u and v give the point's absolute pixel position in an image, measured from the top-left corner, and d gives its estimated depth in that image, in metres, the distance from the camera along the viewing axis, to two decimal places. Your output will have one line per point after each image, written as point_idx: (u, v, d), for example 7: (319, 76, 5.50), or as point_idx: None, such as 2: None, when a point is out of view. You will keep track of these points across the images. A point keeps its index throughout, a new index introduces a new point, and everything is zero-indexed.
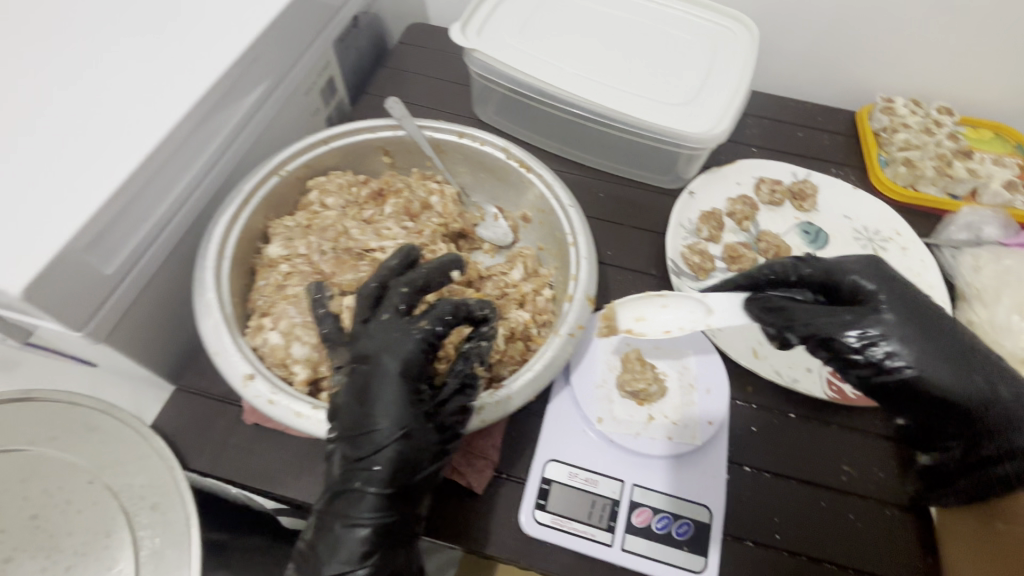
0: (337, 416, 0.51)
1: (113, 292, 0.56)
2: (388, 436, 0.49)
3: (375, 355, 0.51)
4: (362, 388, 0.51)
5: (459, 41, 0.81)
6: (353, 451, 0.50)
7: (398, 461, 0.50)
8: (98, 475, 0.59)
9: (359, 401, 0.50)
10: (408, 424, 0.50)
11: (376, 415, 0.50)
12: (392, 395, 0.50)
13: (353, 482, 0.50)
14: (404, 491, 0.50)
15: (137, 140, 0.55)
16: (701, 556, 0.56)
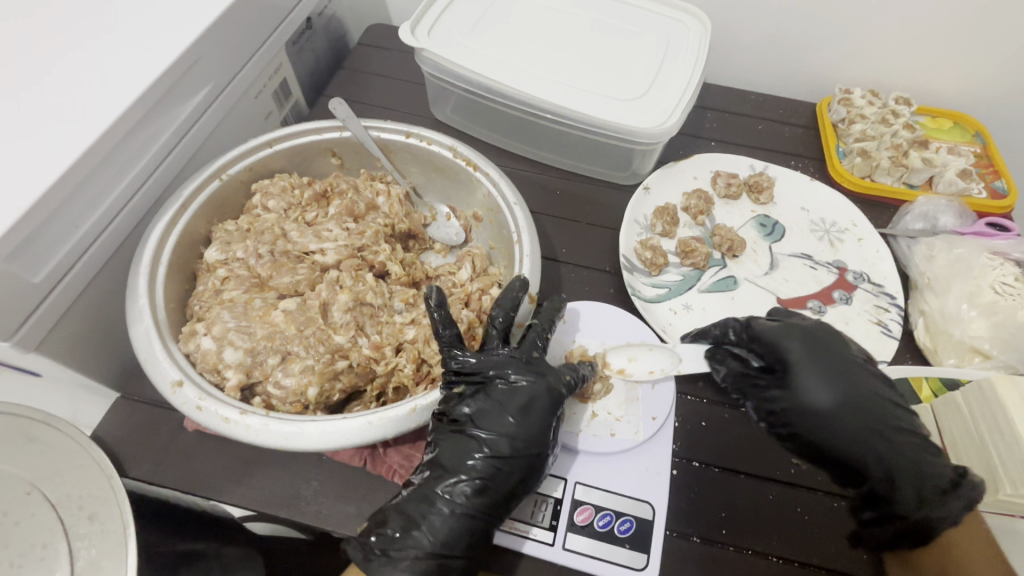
0: (473, 413, 0.56)
1: (43, 301, 0.55)
2: (509, 441, 0.55)
3: (522, 373, 0.58)
4: (488, 395, 0.57)
5: (409, 42, 0.80)
6: (472, 444, 0.55)
7: (507, 465, 0.54)
8: (36, 485, 0.58)
9: (501, 406, 0.56)
10: (535, 439, 0.55)
11: (504, 422, 0.55)
12: (533, 408, 0.56)
13: (458, 471, 0.54)
14: (496, 489, 0.54)
15: (62, 147, 0.55)
16: (643, 553, 0.55)
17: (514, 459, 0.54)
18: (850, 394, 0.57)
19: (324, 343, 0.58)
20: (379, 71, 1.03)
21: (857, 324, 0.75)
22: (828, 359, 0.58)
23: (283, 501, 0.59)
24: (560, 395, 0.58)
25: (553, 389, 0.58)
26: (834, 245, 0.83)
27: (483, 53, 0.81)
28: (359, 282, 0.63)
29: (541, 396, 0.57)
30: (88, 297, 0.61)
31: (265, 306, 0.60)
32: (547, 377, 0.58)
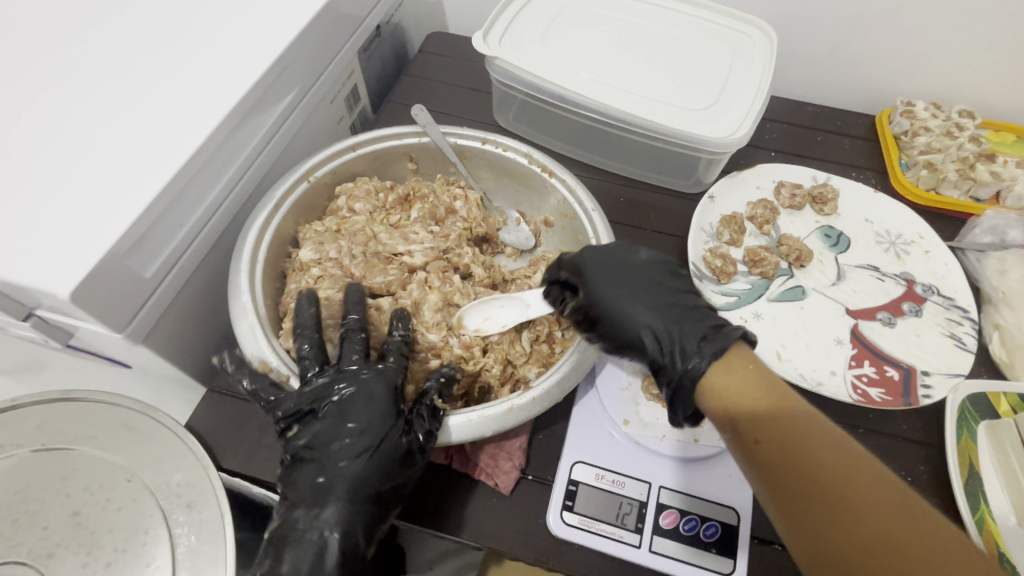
0: (320, 465, 0.52)
1: (151, 296, 0.58)
2: (335, 497, 0.51)
3: (345, 416, 0.53)
4: (325, 446, 0.53)
5: (481, 50, 0.82)
6: (307, 506, 0.51)
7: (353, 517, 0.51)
8: (136, 473, 0.60)
9: (334, 454, 0.52)
10: (365, 479, 0.52)
11: (337, 472, 0.52)
12: (346, 454, 0.52)
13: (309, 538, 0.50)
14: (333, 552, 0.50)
15: (176, 148, 0.57)
16: (729, 559, 0.56)
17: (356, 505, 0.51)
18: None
19: (419, 342, 0.61)
20: (440, 78, 1.06)
21: (929, 336, 0.75)
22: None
23: None
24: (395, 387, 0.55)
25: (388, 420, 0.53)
26: (901, 257, 0.83)
27: (554, 62, 0.83)
28: (446, 282, 0.65)
29: (349, 433, 0.53)
30: (188, 292, 0.64)
31: (359, 304, 0.61)
32: (370, 414, 0.53)
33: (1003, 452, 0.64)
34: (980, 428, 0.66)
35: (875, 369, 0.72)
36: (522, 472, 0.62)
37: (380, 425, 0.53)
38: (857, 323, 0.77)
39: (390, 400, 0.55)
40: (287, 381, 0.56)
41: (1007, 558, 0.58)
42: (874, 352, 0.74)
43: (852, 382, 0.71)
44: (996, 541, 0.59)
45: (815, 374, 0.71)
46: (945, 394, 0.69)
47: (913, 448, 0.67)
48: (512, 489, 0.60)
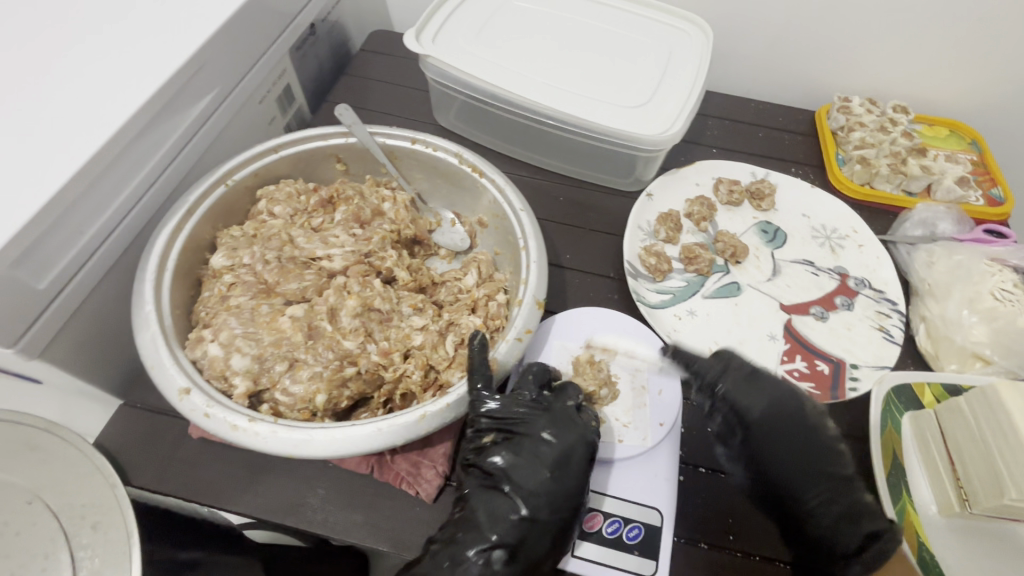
0: (508, 468, 0.55)
1: (47, 308, 0.55)
2: (536, 502, 0.53)
3: (541, 427, 0.57)
4: (523, 450, 0.55)
5: (413, 48, 0.80)
6: (506, 502, 0.53)
7: (538, 526, 0.52)
8: (38, 494, 0.57)
9: (535, 463, 0.55)
10: (564, 495, 0.53)
11: (536, 480, 0.54)
12: (571, 463, 0.55)
13: (485, 534, 0.52)
14: (536, 552, 0.52)
15: (70, 152, 0.54)
16: (652, 560, 0.55)
17: (548, 513, 0.52)
18: (799, 450, 0.59)
19: (333, 350, 0.58)
20: (381, 77, 1.04)
21: (859, 329, 0.76)
22: (788, 423, 0.60)
23: (289, 509, 0.59)
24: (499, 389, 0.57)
25: (591, 444, 0.56)
26: (836, 251, 0.84)
27: (488, 59, 0.82)
28: (366, 287, 0.63)
29: (576, 447, 0.55)
30: (92, 302, 0.61)
31: (272, 311, 0.60)
32: (565, 429, 0.56)
33: (926, 443, 0.63)
34: (905, 419, 0.67)
35: (806, 363, 0.72)
36: (447, 479, 0.61)
37: (583, 445, 0.56)
38: (790, 318, 0.77)
39: (586, 420, 0.58)
40: (185, 395, 0.52)
41: (926, 548, 0.58)
42: (806, 345, 0.74)
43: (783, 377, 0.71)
44: (915, 530, 0.60)
45: None
46: (871, 386, 0.70)
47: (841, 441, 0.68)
48: (437, 497, 0.60)
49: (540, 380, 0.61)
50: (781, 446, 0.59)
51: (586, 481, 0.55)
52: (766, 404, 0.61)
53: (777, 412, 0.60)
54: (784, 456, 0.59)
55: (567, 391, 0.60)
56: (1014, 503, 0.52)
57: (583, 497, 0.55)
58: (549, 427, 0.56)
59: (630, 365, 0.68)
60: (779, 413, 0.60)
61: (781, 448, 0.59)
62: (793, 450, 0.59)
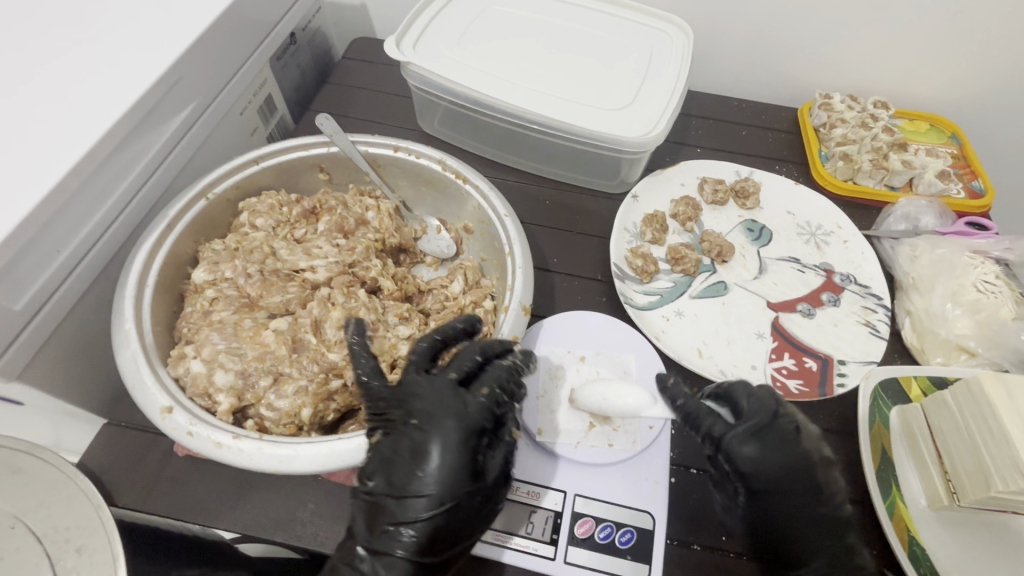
0: (384, 464, 0.51)
1: (24, 329, 0.54)
2: (423, 498, 0.49)
3: (415, 412, 0.52)
4: (398, 442, 0.51)
5: (395, 55, 0.80)
6: (392, 503, 0.50)
7: (431, 524, 0.48)
8: (22, 518, 0.56)
9: (411, 458, 0.50)
10: (452, 486, 0.49)
11: (418, 475, 0.50)
12: (449, 453, 0.50)
13: (382, 539, 0.49)
14: (439, 547, 0.49)
15: (45, 170, 0.53)
16: (645, 564, 0.55)
17: (445, 507, 0.49)
18: (809, 514, 0.55)
19: (318, 362, 0.57)
20: (364, 84, 1.03)
21: (846, 325, 0.76)
22: (796, 481, 0.56)
23: (280, 524, 0.58)
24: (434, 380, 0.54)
25: (466, 423, 0.51)
26: (821, 247, 0.85)
27: (469, 66, 0.81)
28: (351, 298, 0.63)
29: (449, 434, 0.51)
30: (72, 320, 0.60)
31: (255, 326, 0.59)
32: (454, 414, 0.52)
33: (913, 437, 0.64)
34: (893, 413, 0.67)
35: (795, 361, 0.73)
36: None
37: (455, 426, 0.51)
38: (778, 316, 0.77)
39: (467, 398, 0.53)
40: (167, 413, 0.51)
41: (918, 542, 0.59)
42: (794, 343, 0.74)
43: (772, 375, 0.71)
44: (907, 525, 0.60)
45: (735, 369, 0.72)
46: (859, 381, 0.70)
47: (831, 437, 0.68)
48: None
49: (425, 360, 0.57)
50: (790, 502, 0.55)
51: (471, 467, 0.50)
52: (758, 458, 0.56)
53: (786, 471, 0.56)
54: (795, 518, 0.55)
55: (455, 365, 0.56)
56: (1001, 495, 0.53)
57: (480, 485, 0.51)
58: (417, 410, 0.52)
59: (618, 368, 0.69)
60: (790, 472, 0.56)
61: (794, 507, 0.55)
62: (800, 506, 0.55)
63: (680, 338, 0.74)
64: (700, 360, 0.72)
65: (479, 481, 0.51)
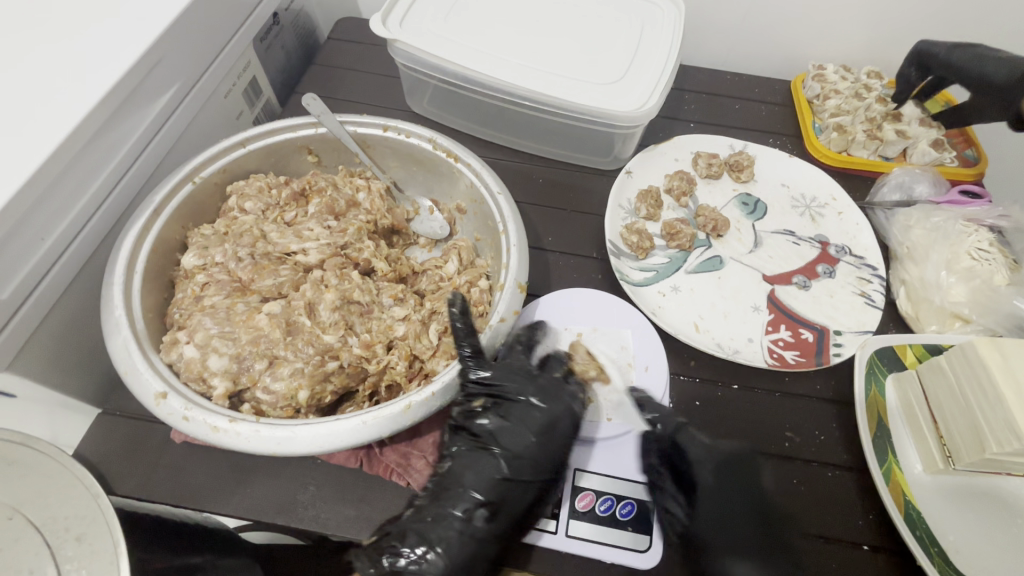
0: (496, 429, 0.56)
1: (12, 318, 0.53)
2: (528, 461, 0.55)
3: (530, 390, 0.59)
4: (511, 413, 0.57)
5: (380, 33, 0.78)
6: (497, 462, 0.55)
7: (522, 487, 0.54)
8: (18, 509, 0.54)
9: (524, 426, 0.57)
10: (555, 460, 0.56)
11: (523, 442, 0.56)
12: (554, 430, 0.57)
13: (468, 494, 0.53)
14: (517, 512, 0.54)
15: (22, 154, 0.51)
16: (645, 535, 0.56)
17: (536, 474, 0.55)
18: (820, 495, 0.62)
19: (313, 344, 0.57)
20: (350, 65, 1.01)
21: (841, 296, 0.76)
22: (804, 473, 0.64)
23: (280, 507, 0.58)
24: (532, 372, 0.61)
25: (573, 411, 0.59)
26: (816, 220, 0.84)
27: (457, 42, 0.79)
28: (344, 280, 0.62)
29: (560, 413, 0.58)
30: (59, 310, 0.59)
31: (248, 310, 0.58)
32: (561, 399, 0.59)
33: (909, 402, 0.65)
34: (888, 380, 0.68)
35: (791, 332, 0.73)
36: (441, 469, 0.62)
37: (566, 411, 0.58)
38: (774, 289, 0.77)
39: (569, 390, 0.61)
40: (161, 399, 0.51)
41: (912, 505, 0.60)
42: (790, 315, 0.75)
43: (768, 347, 0.71)
44: (902, 490, 0.60)
45: (732, 342, 0.72)
46: (855, 350, 0.70)
47: (830, 407, 0.68)
48: None
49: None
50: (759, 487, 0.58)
51: (571, 446, 0.58)
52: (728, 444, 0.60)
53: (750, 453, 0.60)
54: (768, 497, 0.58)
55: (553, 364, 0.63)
56: (996, 457, 0.54)
57: (566, 463, 0.58)
58: (534, 390, 0.59)
59: (615, 345, 0.69)
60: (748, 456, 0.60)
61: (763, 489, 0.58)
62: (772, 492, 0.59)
63: (677, 313, 0.74)
64: (697, 335, 0.72)
65: (564, 463, 0.58)
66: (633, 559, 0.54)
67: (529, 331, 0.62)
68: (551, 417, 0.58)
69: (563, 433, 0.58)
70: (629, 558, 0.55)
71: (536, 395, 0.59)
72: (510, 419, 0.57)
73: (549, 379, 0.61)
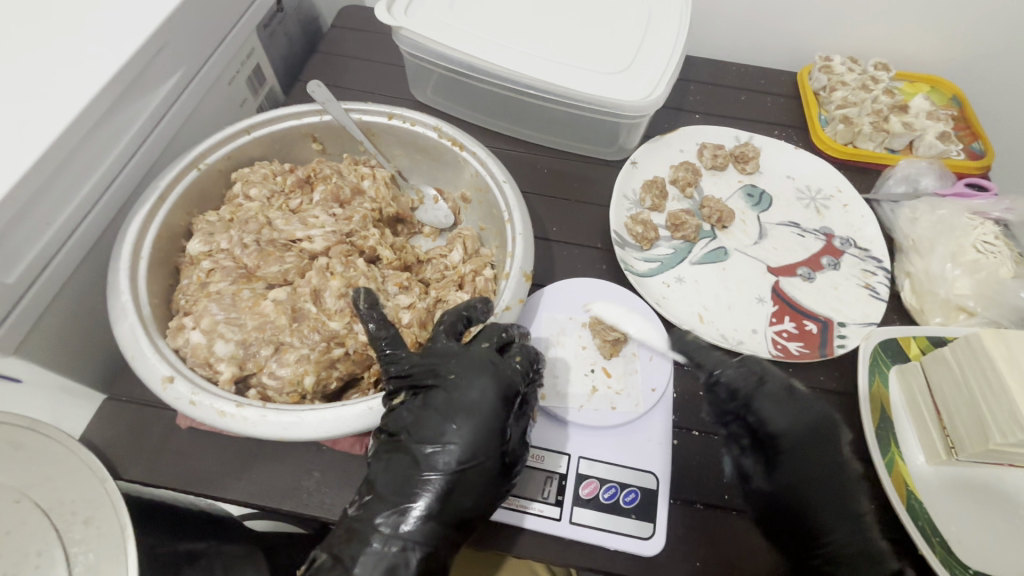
0: (412, 423, 0.52)
1: (19, 302, 0.53)
2: (453, 451, 0.50)
3: (445, 374, 0.53)
4: (429, 403, 0.52)
5: (385, 20, 0.77)
6: (415, 460, 0.51)
7: (454, 481, 0.50)
8: (26, 492, 0.54)
9: (438, 416, 0.52)
10: (482, 443, 0.51)
11: (446, 431, 0.51)
12: (478, 412, 0.51)
13: (395, 497, 0.50)
14: (458, 504, 0.50)
15: (27, 139, 0.51)
16: (649, 523, 0.56)
17: (469, 461, 0.50)
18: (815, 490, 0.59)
19: (319, 331, 0.57)
20: (353, 53, 1.00)
21: (846, 287, 0.76)
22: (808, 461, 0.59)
23: (286, 493, 0.59)
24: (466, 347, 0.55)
25: (499, 384, 0.53)
26: (821, 212, 0.84)
27: (463, 30, 0.79)
28: (349, 267, 0.62)
29: (485, 390, 0.52)
30: (65, 295, 0.59)
31: (254, 296, 0.58)
32: (490, 373, 0.53)
33: (913, 394, 0.65)
34: (892, 373, 0.68)
35: (795, 324, 0.73)
36: None
37: (490, 387, 0.53)
38: (778, 280, 0.77)
39: (503, 362, 0.55)
40: (168, 383, 0.51)
41: (915, 496, 0.60)
42: (794, 306, 0.75)
43: (772, 338, 0.71)
44: (905, 480, 0.61)
45: (736, 333, 0.72)
46: (859, 342, 0.70)
47: (833, 398, 0.69)
48: None
49: (457, 329, 0.57)
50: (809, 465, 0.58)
51: (501, 426, 0.52)
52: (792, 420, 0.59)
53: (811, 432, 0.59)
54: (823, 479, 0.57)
55: (487, 334, 0.57)
56: (999, 448, 0.54)
57: (506, 445, 0.52)
58: (453, 371, 0.53)
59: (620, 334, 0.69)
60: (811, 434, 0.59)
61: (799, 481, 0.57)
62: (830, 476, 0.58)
63: (681, 304, 0.74)
64: (701, 325, 0.72)
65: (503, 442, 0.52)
66: (636, 546, 0.55)
67: (450, 311, 0.59)
68: (479, 402, 0.52)
69: (490, 414, 0.52)
70: (633, 545, 0.55)
71: (452, 378, 0.53)
72: (427, 409, 0.52)
73: (478, 353, 0.55)
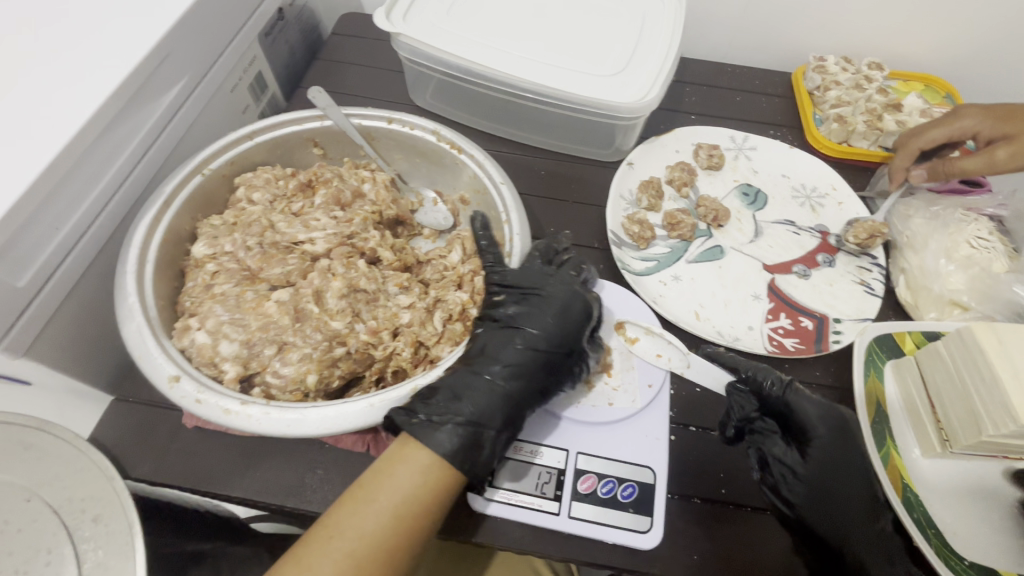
0: (519, 315, 0.61)
1: (31, 303, 0.54)
2: (546, 337, 0.60)
3: (545, 284, 0.63)
4: (534, 302, 0.62)
5: (385, 27, 0.79)
6: (515, 337, 0.60)
7: (545, 355, 0.59)
8: (36, 491, 0.55)
9: (537, 313, 0.61)
10: (566, 339, 0.60)
11: (538, 323, 0.60)
12: (569, 314, 0.61)
13: (495, 357, 0.58)
14: (538, 377, 0.59)
15: (38, 147, 0.52)
16: (646, 516, 0.57)
17: (560, 347, 0.60)
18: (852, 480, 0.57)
19: (321, 330, 0.58)
20: (354, 60, 1.02)
21: (841, 284, 0.77)
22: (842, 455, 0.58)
23: (289, 490, 0.60)
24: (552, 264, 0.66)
25: (585, 304, 0.63)
26: (816, 210, 0.85)
27: (459, 35, 0.80)
28: (350, 268, 0.63)
29: (576, 304, 0.62)
30: (73, 298, 0.60)
31: (257, 297, 0.60)
32: (577, 292, 0.63)
33: (907, 387, 0.65)
34: (887, 367, 0.68)
35: (791, 320, 0.74)
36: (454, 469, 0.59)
37: (578, 300, 0.62)
38: (774, 278, 0.78)
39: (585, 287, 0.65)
40: (174, 382, 0.52)
41: (911, 489, 0.60)
42: (790, 303, 0.75)
43: (768, 334, 0.72)
44: (901, 474, 0.61)
45: (732, 330, 0.73)
46: (854, 337, 0.71)
47: (828, 393, 0.69)
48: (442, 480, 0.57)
49: (543, 259, 0.67)
50: (837, 469, 0.58)
51: (582, 330, 0.62)
52: (823, 410, 0.59)
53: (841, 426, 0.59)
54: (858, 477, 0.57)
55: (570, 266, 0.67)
56: (992, 439, 0.55)
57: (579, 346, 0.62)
58: (552, 286, 0.63)
59: (616, 332, 0.70)
60: (834, 434, 0.58)
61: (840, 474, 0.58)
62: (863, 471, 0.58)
63: (678, 302, 0.75)
64: (697, 323, 0.73)
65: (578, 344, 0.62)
66: (635, 539, 0.56)
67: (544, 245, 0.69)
68: (568, 312, 0.61)
69: (577, 323, 0.62)
70: (631, 538, 0.56)
71: (548, 287, 0.63)
72: (524, 309, 0.62)
73: (562, 276, 0.65)
